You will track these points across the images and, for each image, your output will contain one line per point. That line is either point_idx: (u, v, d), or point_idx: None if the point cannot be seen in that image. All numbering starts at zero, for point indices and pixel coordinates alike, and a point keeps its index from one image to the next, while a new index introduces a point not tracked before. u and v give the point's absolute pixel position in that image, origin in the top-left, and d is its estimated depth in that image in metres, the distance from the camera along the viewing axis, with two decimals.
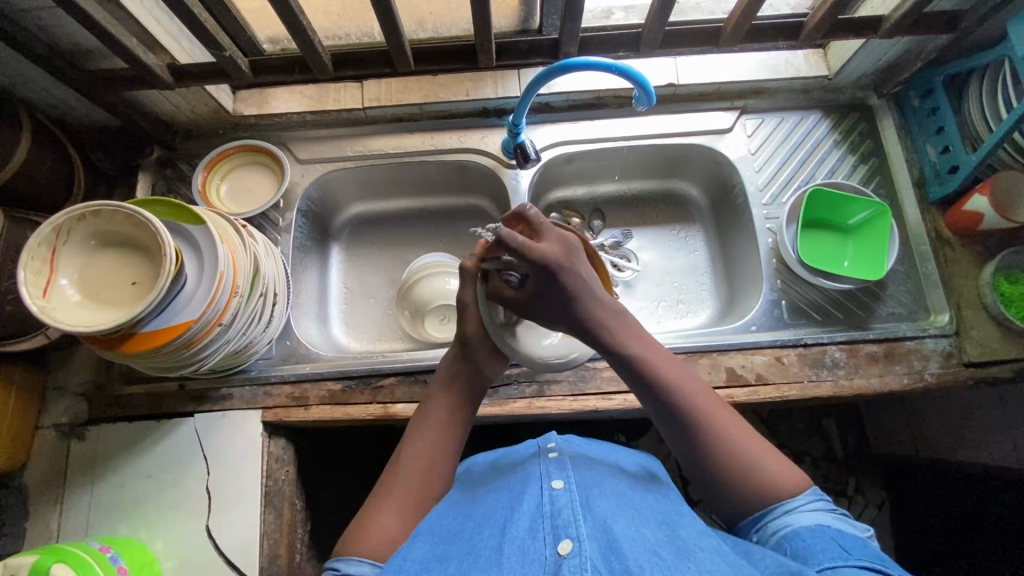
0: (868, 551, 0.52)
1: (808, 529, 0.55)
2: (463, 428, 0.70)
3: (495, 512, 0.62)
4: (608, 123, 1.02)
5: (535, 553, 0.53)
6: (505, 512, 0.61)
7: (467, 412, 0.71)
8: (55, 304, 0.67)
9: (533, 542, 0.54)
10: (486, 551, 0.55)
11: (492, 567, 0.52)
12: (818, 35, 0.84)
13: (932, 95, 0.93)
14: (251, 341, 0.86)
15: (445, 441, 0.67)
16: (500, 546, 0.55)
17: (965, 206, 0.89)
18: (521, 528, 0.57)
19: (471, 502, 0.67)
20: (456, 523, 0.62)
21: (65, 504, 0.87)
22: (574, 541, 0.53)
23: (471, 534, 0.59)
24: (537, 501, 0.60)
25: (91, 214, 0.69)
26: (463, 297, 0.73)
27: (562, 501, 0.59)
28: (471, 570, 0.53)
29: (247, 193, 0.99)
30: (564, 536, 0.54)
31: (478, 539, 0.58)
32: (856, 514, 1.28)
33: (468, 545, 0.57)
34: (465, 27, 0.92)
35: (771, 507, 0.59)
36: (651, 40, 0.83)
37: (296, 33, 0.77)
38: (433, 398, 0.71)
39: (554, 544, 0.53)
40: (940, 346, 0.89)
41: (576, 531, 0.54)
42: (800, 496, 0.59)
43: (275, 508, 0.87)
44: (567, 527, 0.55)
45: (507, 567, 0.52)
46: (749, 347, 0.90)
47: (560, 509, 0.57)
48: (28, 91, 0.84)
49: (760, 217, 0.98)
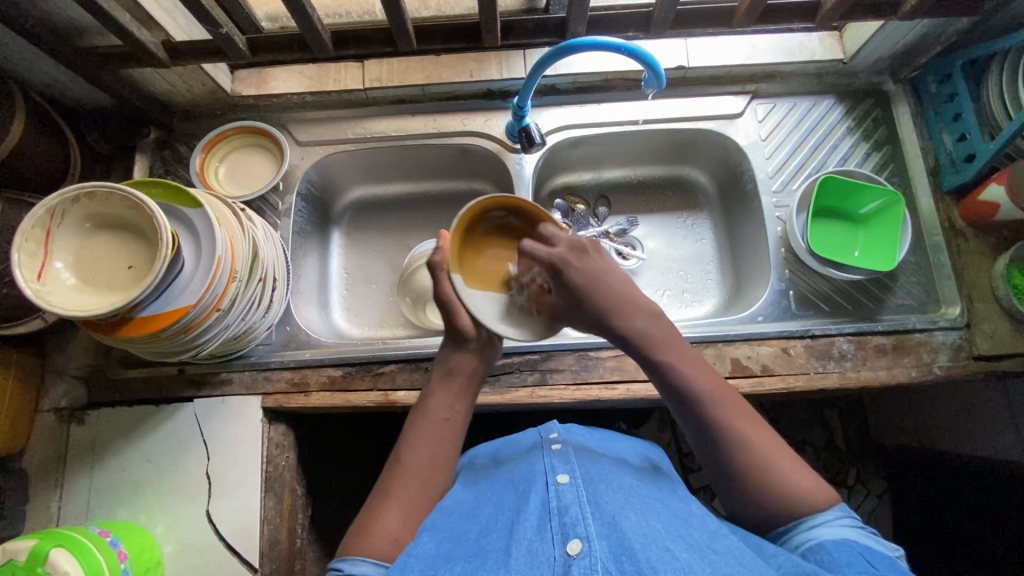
0: (896, 568, 0.51)
1: (833, 541, 0.54)
2: (462, 422, 0.69)
3: (501, 513, 0.61)
4: (616, 107, 0.99)
5: (545, 554, 0.52)
6: (511, 512, 0.60)
7: (466, 406, 0.70)
8: (50, 287, 0.65)
9: (542, 543, 0.53)
10: (494, 552, 0.54)
11: (501, 568, 0.51)
12: (835, 17, 0.81)
13: (950, 81, 0.90)
14: (251, 326, 0.85)
15: (445, 438, 0.66)
16: (508, 548, 0.54)
17: (980, 196, 0.87)
18: (529, 527, 0.56)
19: (475, 498, 0.67)
20: (461, 521, 0.61)
21: (65, 488, 0.87)
22: (584, 541, 0.52)
23: (477, 533, 0.58)
24: (543, 498, 0.60)
25: (85, 196, 0.67)
26: (441, 292, 0.69)
27: (569, 497, 0.59)
28: (479, 570, 0.52)
29: (246, 175, 0.97)
30: (573, 535, 0.53)
31: (486, 538, 0.57)
32: (856, 505, 1.27)
33: (475, 545, 0.56)
34: (468, 6, 0.90)
35: (798, 521, 0.58)
36: (662, 20, 0.80)
37: (294, 9, 0.74)
38: (433, 394, 0.69)
39: (563, 544, 0.52)
40: (950, 339, 0.88)
41: (585, 529, 0.53)
42: (828, 511, 0.57)
43: (275, 494, 0.87)
44: (575, 526, 0.54)
45: (516, 568, 0.51)
46: (755, 338, 0.88)
47: (568, 506, 0.57)
48: (20, 68, 0.82)
49: (770, 205, 0.96)
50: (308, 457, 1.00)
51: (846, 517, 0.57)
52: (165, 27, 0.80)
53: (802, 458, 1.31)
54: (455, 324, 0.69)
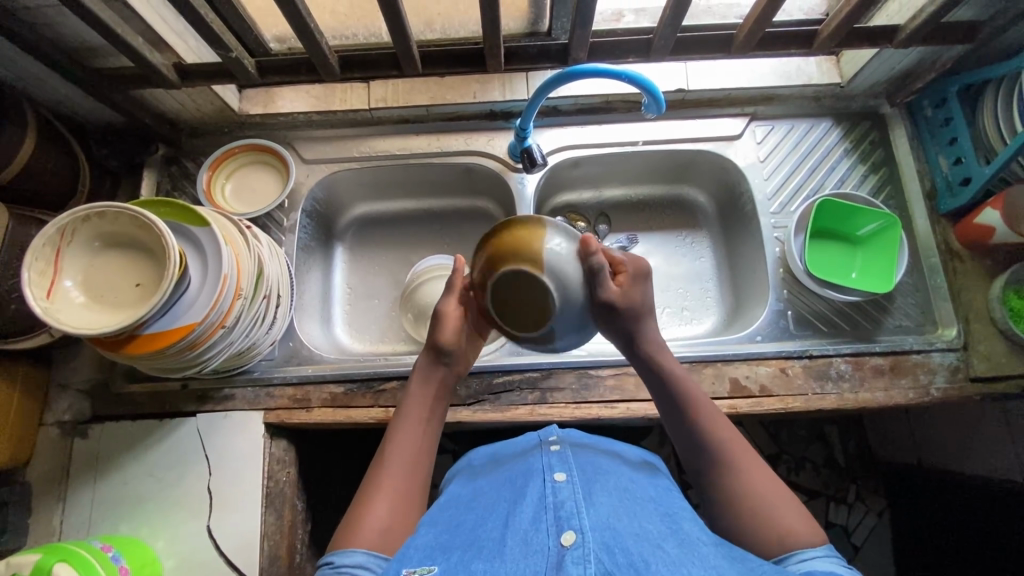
0: None
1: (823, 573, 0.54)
2: (440, 422, 0.72)
3: (497, 505, 0.63)
4: (616, 128, 1.01)
5: (539, 543, 0.53)
6: (507, 504, 0.62)
7: (444, 408, 0.72)
8: (60, 305, 0.67)
9: (536, 533, 0.55)
10: (490, 541, 0.56)
11: (495, 558, 0.53)
12: (833, 44, 0.83)
13: (946, 105, 0.92)
14: (254, 342, 0.85)
15: (427, 432, 0.69)
16: (503, 538, 0.56)
17: (976, 219, 0.88)
18: (524, 518, 0.57)
19: (473, 495, 0.68)
20: (458, 516, 0.64)
21: (67, 502, 0.87)
22: (578, 533, 0.53)
23: (474, 526, 0.60)
24: (539, 493, 0.61)
25: (96, 215, 0.69)
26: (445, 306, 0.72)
27: (565, 493, 0.60)
28: (474, 561, 0.53)
29: (250, 192, 0.99)
30: (567, 528, 0.54)
31: (482, 530, 0.59)
32: (855, 522, 1.28)
33: (471, 536, 0.58)
34: (473, 29, 0.92)
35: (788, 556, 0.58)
36: (662, 47, 0.82)
37: (303, 35, 0.76)
38: (413, 392, 0.71)
39: (558, 535, 0.54)
40: (947, 360, 0.89)
41: (579, 522, 0.54)
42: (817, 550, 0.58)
43: (276, 509, 0.87)
44: (570, 519, 0.55)
45: (510, 559, 0.52)
46: (754, 357, 0.89)
47: (563, 501, 0.58)
48: (33, 87, 0.84)
49: (768, 225, 0.97)
50: (309, 472, 1.00)
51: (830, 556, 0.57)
52: (176, 49, 0.82)
53: (801, 474, 1.31)
54: (439, 339, 0.71)
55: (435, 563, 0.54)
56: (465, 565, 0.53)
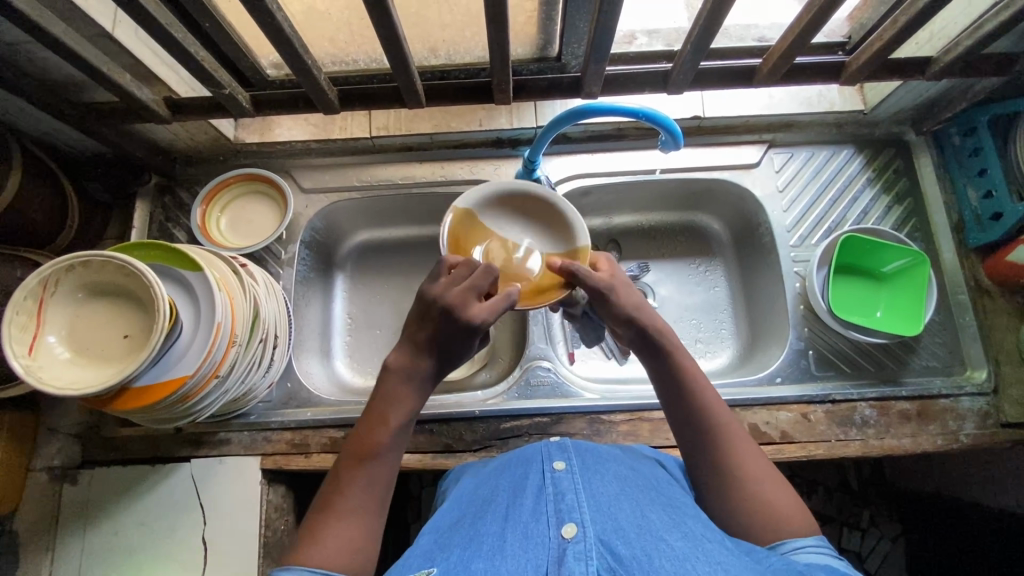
0: None
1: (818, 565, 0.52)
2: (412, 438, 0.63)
3: (498, 498, 0.59)
4: (627, 157, 0.97)
5: (539, 535, 0.50)
6: (506, 498, 0.58)
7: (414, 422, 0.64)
8: (42, 363, 0.62)
9: (537, 525, 0.52)
10: (489, 538, 0.52)
11: (496, 556, 0.49)
12: (861, 77, 0.78)
13: (975, 134, 0.87)
14: (251, 387, 0.82)
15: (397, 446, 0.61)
16: (502, 532, 0.52)
17: (1007, 257, 0.84)
18: (524, 510, 0.54)
19: (474, 490, 0.65)
20: (463, 511, 0.60)
21: (55, 553, 0.84)
22: (579, 525, 0.50)
23: (474, 520, 0.57)
24: (539, 484, 0.58)
25: (80, 264, 0.64)
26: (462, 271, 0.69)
27: (565, 483, 0.57)
28: (474, 560, 0.49)
29: (248, 224, 0.95)
30: (568, 519, 0.51)
31: (482, 524, 0.55)
32: (867, 550, 1.15)
33: (470, 532, 0.55)
34: (480, 54, 0.85)
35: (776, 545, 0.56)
36: (682, 79, 0.78)
37: (302, 73, 0.72)
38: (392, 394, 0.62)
39: (559, 527, 0.51)
40: (976, 405, 0.85)
41: (580, 515, 0.51)
42: (802, 538, 0.56)
43: (273, 560, 0.84)
44: (571, 511, 0.52)
45: (511, 556, 0.49)
46: (774, 402, 0.85)
47: (563, 492, 0.55)
48: (16, 120, 0.80)
49: (788, 258, 0.93)
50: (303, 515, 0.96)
51: (823, 546, 0.56)
52: (167, 83, 0.79)
53: (813, 499, 1.19)
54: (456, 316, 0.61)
55: (434, 565, 0.50)
56: (465, 564, 0.49)
